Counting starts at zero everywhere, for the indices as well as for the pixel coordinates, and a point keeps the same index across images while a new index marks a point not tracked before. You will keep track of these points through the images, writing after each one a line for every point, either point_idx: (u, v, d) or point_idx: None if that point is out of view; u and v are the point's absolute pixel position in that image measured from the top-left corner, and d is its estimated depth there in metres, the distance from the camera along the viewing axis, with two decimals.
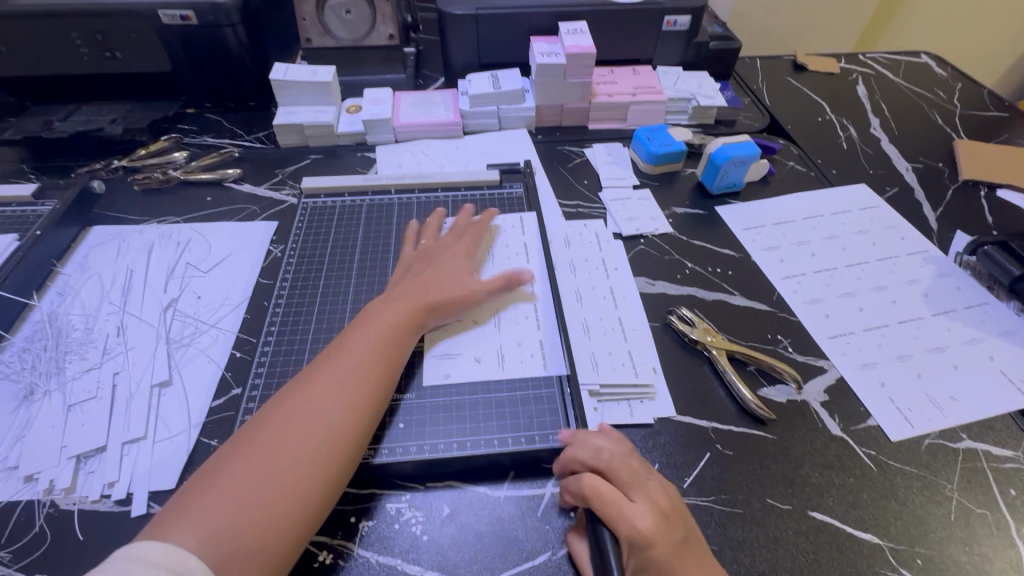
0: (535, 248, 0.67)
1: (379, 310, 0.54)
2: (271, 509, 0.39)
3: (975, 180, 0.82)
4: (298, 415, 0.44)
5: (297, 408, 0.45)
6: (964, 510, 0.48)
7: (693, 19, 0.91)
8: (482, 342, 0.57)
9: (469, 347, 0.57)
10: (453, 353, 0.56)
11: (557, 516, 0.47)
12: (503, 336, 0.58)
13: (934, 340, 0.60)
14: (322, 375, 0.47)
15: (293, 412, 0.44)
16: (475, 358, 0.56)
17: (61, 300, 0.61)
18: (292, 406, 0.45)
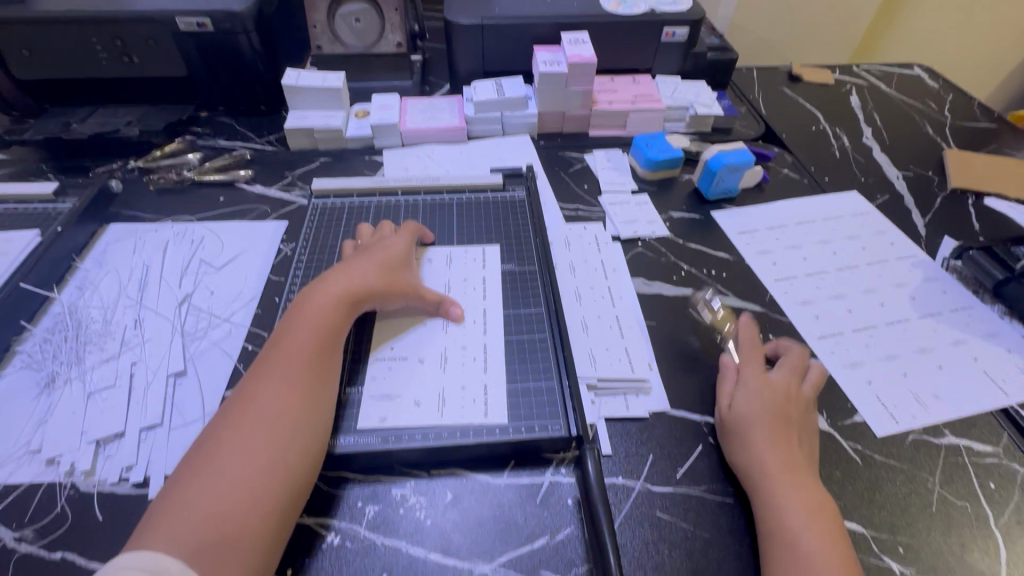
0: (497, 282, 0.65)
1: (310, 298, 0.54)
2: (246, 504, 0.40)
3: (963, 188, 0.85)
4: (256, 414, 0.45)
5: (256, 407, 0.45)
6: (945, 502, 0.50)
7: (691, 31, 0.94)
8: (424, 382, 0.55)
9: (412, 389, 0.54)
10: (393, 396, 0.54)
11: (556, 503, 0.49)
12: (446, 378, 0.55)
13: (919, 341, 0.63)
14: (268, 371, 0.48)
15: (251, 411, 0.45)
16: (413, 401, 0.53)
17: (80, 294, 0.64)
18: (247, 406, 0.45)
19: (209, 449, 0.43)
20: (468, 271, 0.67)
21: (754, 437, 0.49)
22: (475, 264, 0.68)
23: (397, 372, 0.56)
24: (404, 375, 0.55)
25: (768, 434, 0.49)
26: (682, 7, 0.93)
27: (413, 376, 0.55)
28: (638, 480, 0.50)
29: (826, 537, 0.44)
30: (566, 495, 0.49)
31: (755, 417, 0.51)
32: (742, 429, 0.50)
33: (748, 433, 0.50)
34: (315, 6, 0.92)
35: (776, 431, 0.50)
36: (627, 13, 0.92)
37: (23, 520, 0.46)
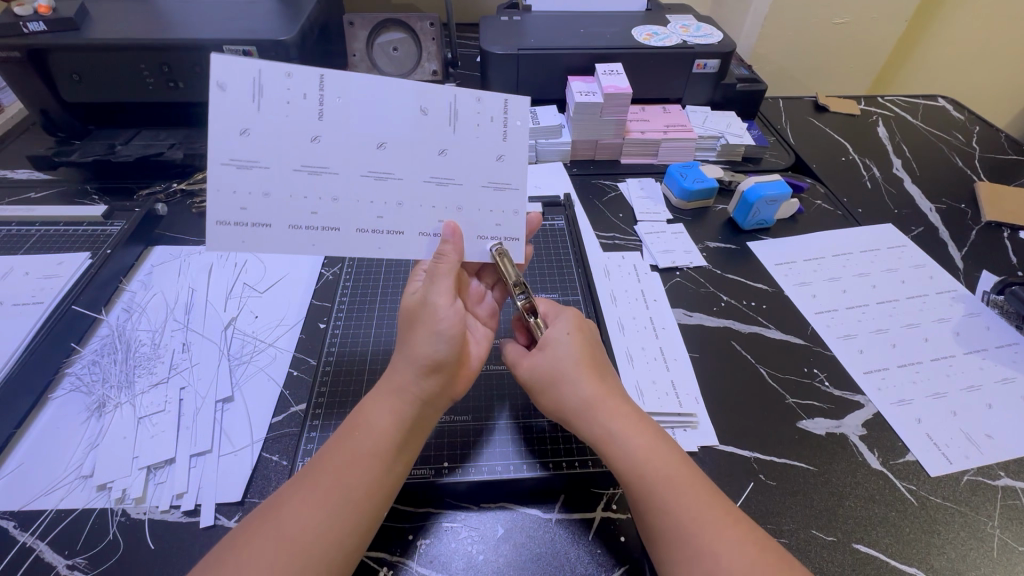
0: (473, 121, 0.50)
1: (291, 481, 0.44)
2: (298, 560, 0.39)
3: (997, 222, 0.85)
4: (369, 447, 0.45)
5: (366, 436, 0.46)
6: (1006, 547, 0.49)
7: (722, 63, 0.95)
8: (346, 156, 0.47)
9: (275, 179, 0.46)
10: (253, 171, 0.45)
11: (609, 541, 0.48)
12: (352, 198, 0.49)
13: (967, 379, 0.62)
14: (392, 397, 0.48)
15: (362, 441, 0.46)
16: (263, 193, 0.47)
17: (128, 316, 0.65)
18: (371, 438, 0.46)
19: (300, 480, 0.44)
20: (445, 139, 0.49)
21: (570, 382, 0.49)
22: (492, 125, 0.51)
23: (281, 110, 0.44)
24: (269, 113, 0.44)
25: (581, 379, 0.49)
26: (713, 40, 0.95)
27: (292, 145, 0.46)
28: None
29: (671, 468, 0.45)
30: (619, 532, 0.49)
31: (562, 369, 0.50)
32: (542, 386, 0.51)
33: (559, 385, 0.50)
34: (355, 34, 0.94)
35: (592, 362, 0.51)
36: (659, 45, 0.93)
37: (75, 547, 0.46)
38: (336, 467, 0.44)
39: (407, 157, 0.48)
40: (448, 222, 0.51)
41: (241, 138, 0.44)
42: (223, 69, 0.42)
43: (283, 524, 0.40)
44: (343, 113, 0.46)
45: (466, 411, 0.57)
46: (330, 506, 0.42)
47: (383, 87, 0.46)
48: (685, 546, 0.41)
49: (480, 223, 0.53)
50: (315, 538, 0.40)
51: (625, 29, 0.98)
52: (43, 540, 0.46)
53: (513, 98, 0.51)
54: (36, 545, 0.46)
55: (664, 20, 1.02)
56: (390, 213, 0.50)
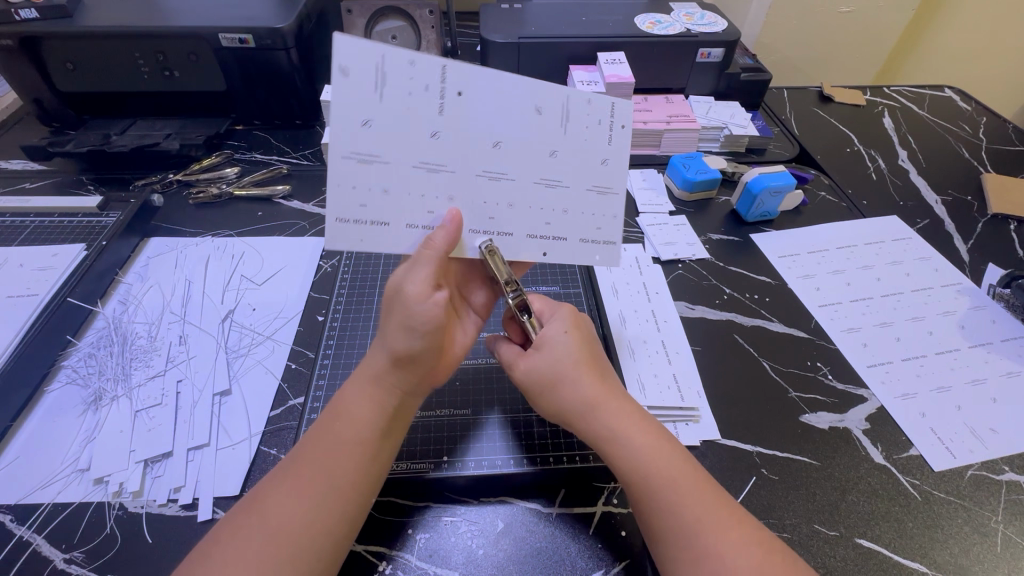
0: (584, 125, 0.50)
1: (278, 472, 0.44)
2: (287, 548, 0.39)
3: (1004, 214, 0.84)
4: (346, 428, 0.45)
5: (348, 424, 0.45)
6: (1010, 542, 0.49)
7: (727, 52, 0.94)
8: (463, 153, 0.46)
9: (393, 176, 0.44)
10: (373, 164, 0.43)
11: (609, 535, 0.48)
12: (465, 201, 0.47)
13: (971, 372, 0.61)
14: (379, 385, 0.46)
15: (345, 429, 0.45)
16: (382, 189, 0.44)
17: (124, 308, 0.64)
18: (355, 426, 0.45)
19: (287, 469, 0.43)
20: (557, 142, 0.49)
21: (569, 381, 0.48)
22: (599, 129, 0.50)
23: (403, 101, 0.42)
24: (393, 102, 0.42)
25: (575, 373, 0.48)
26: (717, 28, 0.94)
27: (409, 136, 0.44)
28: None
29: (663, 453, 0.45)
30: (620, 526, 0.48)
31: (553, 365, 0.49)
32: (542, 388, 0.49)
33: (558, 386, 0.48)
34: (353, 23, 0.93)
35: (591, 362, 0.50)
36: (663, 34, 0.92)
37: (73, 541, 0.46)
38: (317, 455, 0.43)
39: (522, 156, 0.48)
40: (449, 210, 0.46)
41: (364, 130, 0.42)
42: (346, 51, 0.39)
43: (269, 510, 0.41)
44: (462, 109, 0.44)
45: (466, 404, 0.56)
46: (315, 492, 0.42)
47: (504, 81, 0.45)
48: (678, 534, 0.42)
49: (581, 227, 0.53)
50: (299, 525, 0.40)
51: (627, 17, 0.96)
52: (40, 533, 0.46)
53: (620, 102, 0.51)
54: (33, 538, 0.46)
55: (667, 8, 1.00)
56: (499, 214, 0.49)
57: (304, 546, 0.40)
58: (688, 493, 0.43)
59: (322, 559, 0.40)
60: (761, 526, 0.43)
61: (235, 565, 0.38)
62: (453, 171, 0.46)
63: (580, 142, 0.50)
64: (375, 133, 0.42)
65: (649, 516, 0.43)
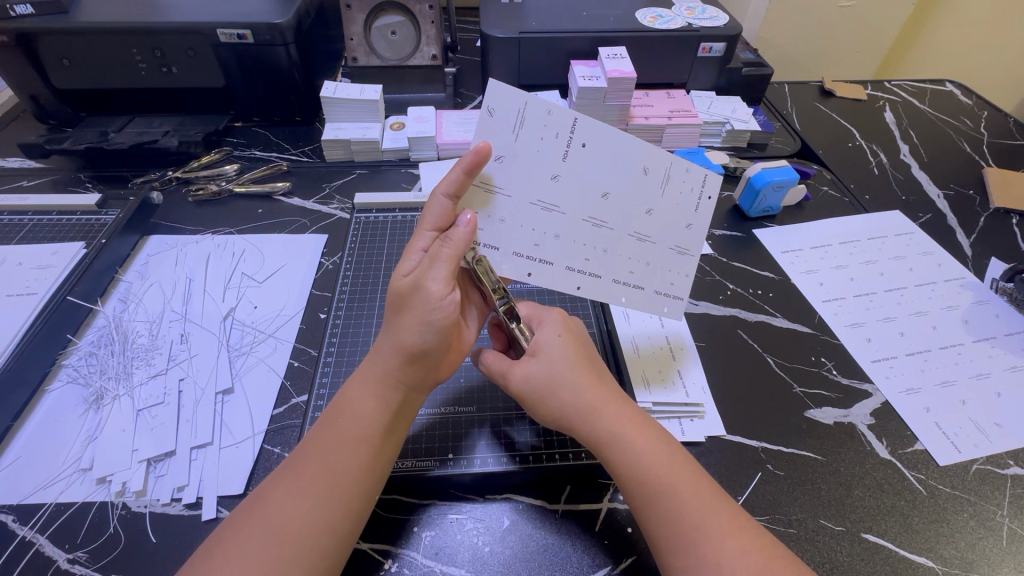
0: (681, 196, 0.53)
1: (282, 473, 0.43)
2: (289, 550, 0.38)
3: (1005, 208, 0.84)
4: (353, 428, 0.44)
5: (354, 419, 0.44)
6: (1015, 536, 0.49)
7: (728, 46, 0.93)
8: (575, 198, 0.50)
9: (512, 208, 0.48)
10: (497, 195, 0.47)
11: (615, 531, 0.48)
12: (563, 238, 0.51)
13: (975, 367, 0.61)
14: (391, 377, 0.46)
15: (349, 424, 0.44)
16: (501, 219, 0.49)
17: (124, 307, 0.64)
18: (357, 422, 0.44)
19: (294, 465, 0.43)
20: (658, 206, 0.53)
21: (567, 386, 0.48)
22: (689, 195, 0.54)
23: (536, 144, 0.47)
24: (526, 144, 0.46)
25: (573, 376, 0.48)
26: (719, 23, 0.93)
27: (534, 178, 0.48)
28: None
29: (662, 456, 0.45)
30: (625, 523, 0.48)
31: (550, 372, 0.48)
32: (540, 395, 0.48)
33: (557, 391, 0.48)
34: (352, 18, 0.92)
35: (589, 369, 0.50)
36: (664, 28, 0.91)
37: (76, 541, 0.45)
38: (324, 452, 0.43)
39: (622, 209, 0.52)
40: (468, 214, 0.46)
41: (496, 164, 0.46)
42: (498, 97, 0.45)
43: (272, 512, 0.40)
44: (582, 158, 0.49)
45: (470, 401, 0.56)
46: (318, 494, 0.41)
47: (622, 138, 0.49)
48: (683, 540, 0.41)
49: (658, 281, 0.56)
50: (301, 525, 0.40)
51: (629, 12, 0.96)
52: (43, 534, 0.46)
53: (711, 175, 0.54)
54: (35, 539, 0.45)
55: (668, 2, 0.99)
56: (595, 256, 0.53)
57: (304, 550, 0.39)
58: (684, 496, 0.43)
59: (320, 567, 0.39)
60: (764, 532, 0.43)
61: (232, 565, 0.37)
62: (563, 212, 0.50)
63: (679, 202, 0.54)
64: (507, 168, 0.47)
65: (650, 521, 0.43)
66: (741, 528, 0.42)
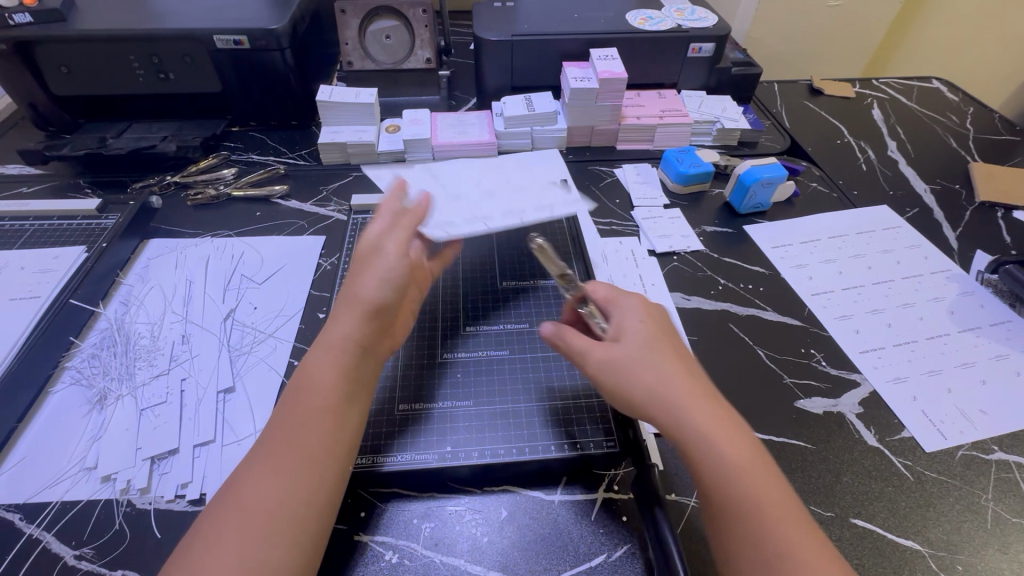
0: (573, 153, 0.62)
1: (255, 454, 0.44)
2: (280, 528, 0.40)
3: (991, 202, 0.86)
4: (316, 400, 0.45)
5: (315, 391, 0.46)
6: (999, 519, 0.50)
7: (717, 46, 0.95)
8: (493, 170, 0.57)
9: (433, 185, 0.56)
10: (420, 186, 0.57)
11: (611, 520, 0.49)
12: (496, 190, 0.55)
13: (961, 356, 0.63)
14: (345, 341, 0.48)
15: (311, 397, 0.45)
16: (484, 226, 0.63)
17: (126, 309, 0.64)
18: (320, 395, 0.46)
19: (264, 447, 0.43)
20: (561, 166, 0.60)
21: (650, 368, 0.45)
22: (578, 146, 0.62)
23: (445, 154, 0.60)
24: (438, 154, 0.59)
25: (657, 361, 0.46)
26: (708, 24, 0.95)
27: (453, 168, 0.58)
28: (691, 498, 0.50)
29: (748, 450, 0.42)
30: (620, 512, 0.49)
31: (631, 355, 0.46)
32: (620, 376, 0.46)
33: (638, 372, 0.45)
34: (346, 23, 0.93)
35: (670, 353, 0.47)
36: (654, 29, 0.93)
37: (82, 538, 0.46)
38: (293, 430, 0.44)
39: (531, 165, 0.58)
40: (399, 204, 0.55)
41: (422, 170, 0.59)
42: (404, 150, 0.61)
43: (248, 491, 0.41)
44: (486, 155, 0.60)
45: (467, 396, 0.57)
46: (291, 469, 0.42)
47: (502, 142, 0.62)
48: (765, 542, 0.39)
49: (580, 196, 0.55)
50: (278, 499, 0.41)
51: (619, 14, 0.97)
52: (50, 531, 0.47)
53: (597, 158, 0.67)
54: (42, 536, 0.46)
55: (658, 4, 1.01)
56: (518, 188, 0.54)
57: (293, 525, 0.40)
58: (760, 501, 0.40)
59: (310, 539, 0.41)
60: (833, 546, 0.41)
61: (217, 543, 0.39)
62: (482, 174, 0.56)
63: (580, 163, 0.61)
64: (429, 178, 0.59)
65: (732, 517, 0.40)
66: (813, 535, 0.40)
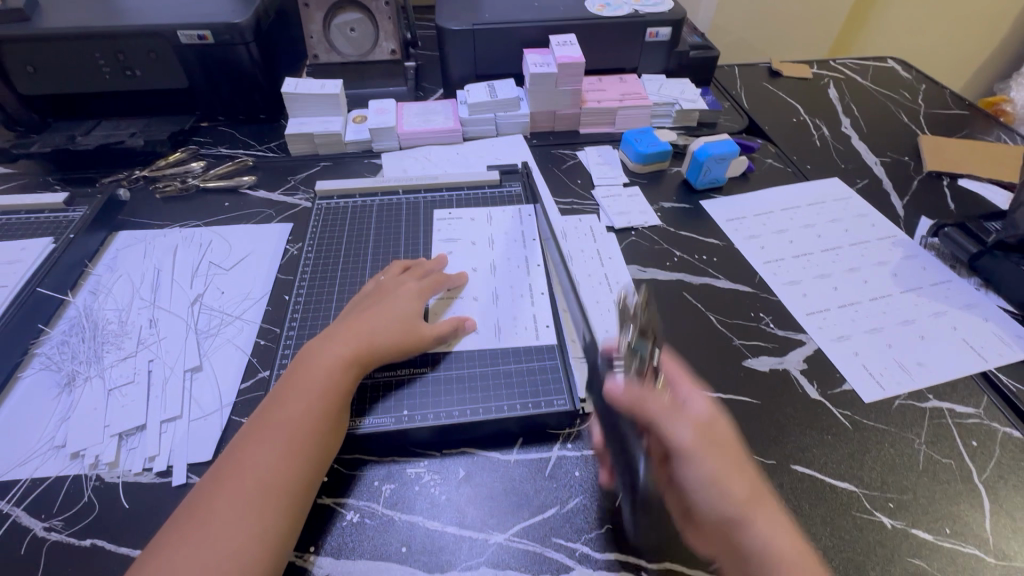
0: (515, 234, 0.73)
1: (253, 431, 0.47)
2: (280, 504, 0.43)
3: (938, 171, 0.89)
4: (311, 383, 0.49)
5: (310, 376, 0.50)
6: (930, 460, 0.53)
7: (674, 31, 0.98)
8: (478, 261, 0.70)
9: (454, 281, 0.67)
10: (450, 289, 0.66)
11: (564, 475, 0.51)
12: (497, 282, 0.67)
13: (902, 314, 0.66)
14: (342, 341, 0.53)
15: (310, 382, 0.49)
16: (473, 330, 0.61)
17: (94, 297, 0.66)
18: (315, 387, 0.49)
19: (262, 426, 0.47)
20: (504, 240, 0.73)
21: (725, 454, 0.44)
22: (514, 221, 0.76)
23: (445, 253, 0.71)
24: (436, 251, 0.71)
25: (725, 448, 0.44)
26: (664, 9, 0.97)
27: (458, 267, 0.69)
28: None
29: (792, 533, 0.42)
30: (572, 468, 0.52)
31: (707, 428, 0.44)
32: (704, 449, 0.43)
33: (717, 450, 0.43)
34: (310, 16, 0.94)
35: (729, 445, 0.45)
36: (611, 16, 0.95)
37: (52, 511, 0.48)
38: (291, 408, 0.48)
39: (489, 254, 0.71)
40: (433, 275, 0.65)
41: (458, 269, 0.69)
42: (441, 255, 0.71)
43: (245, 464, 0.44)
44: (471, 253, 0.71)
45: (425, 363, 0.58)
46: (282, 442, 0.45)
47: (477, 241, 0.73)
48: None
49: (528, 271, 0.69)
50: (270, 467, 0.44)
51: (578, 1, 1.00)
52: (19, 506, 0.48)
53: (525, 209, 0.77)
54: (12, 511, 0.48)
55: None
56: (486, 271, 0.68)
57: (290, 501, 0.44)
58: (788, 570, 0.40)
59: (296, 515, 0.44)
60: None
61: (216, 508, 0.42)
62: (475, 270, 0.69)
63: (523, 240, 0.73)
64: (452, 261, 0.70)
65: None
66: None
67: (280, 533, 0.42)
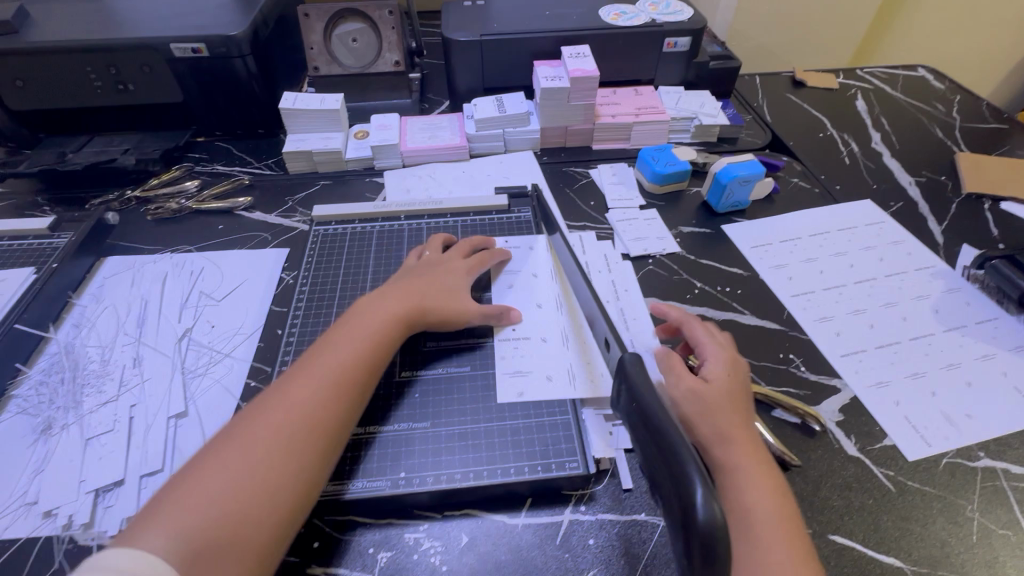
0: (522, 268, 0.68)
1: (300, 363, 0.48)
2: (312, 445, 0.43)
3: (978, 193, 0.83)
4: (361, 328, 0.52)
5: (360, 323, 0.53)
6: (985, 531, 0.48)
7: (693, 40, 0.92)
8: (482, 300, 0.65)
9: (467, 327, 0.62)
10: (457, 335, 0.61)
11: (577, 545, 0.46)
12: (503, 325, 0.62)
13: (946, 357, 0.60)
14: (363, 321, 0.53)
15: (361, 328, 0.52)
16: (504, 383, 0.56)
17: (77, 332, 0.62)
18: (362, 334, 0.51)
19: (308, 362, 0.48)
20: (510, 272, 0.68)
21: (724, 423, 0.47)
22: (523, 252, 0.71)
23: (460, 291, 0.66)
24: None
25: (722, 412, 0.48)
26: (683, 17, 0.92)
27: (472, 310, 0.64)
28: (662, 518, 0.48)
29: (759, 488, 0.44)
30: (586, 535, 0.47)
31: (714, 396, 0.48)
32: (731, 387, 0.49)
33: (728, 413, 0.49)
34: (311, 27, 0.90)
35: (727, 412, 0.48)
36: (627, 25, 0.90)
37: None
38: (338, 347, 0.50)
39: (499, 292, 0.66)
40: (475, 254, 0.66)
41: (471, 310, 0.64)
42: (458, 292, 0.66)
43: (289, 392, 0.45)
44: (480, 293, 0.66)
45: (425, 416, 0.54)
46: (326, 379, 0.47)
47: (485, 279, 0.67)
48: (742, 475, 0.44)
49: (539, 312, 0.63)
50: (314, 398, 0.45)
51: (592, 9, 0.95)
52: None
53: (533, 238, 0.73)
54: None
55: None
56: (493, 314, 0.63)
57: (328, 434, 0.45)
58: (773, 539, 0.40)
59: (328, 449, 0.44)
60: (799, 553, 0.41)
61: (256, 426, 0.43)
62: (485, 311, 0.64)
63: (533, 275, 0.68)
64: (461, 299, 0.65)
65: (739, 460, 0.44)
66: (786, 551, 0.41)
67: (315, 461, 0.43)
